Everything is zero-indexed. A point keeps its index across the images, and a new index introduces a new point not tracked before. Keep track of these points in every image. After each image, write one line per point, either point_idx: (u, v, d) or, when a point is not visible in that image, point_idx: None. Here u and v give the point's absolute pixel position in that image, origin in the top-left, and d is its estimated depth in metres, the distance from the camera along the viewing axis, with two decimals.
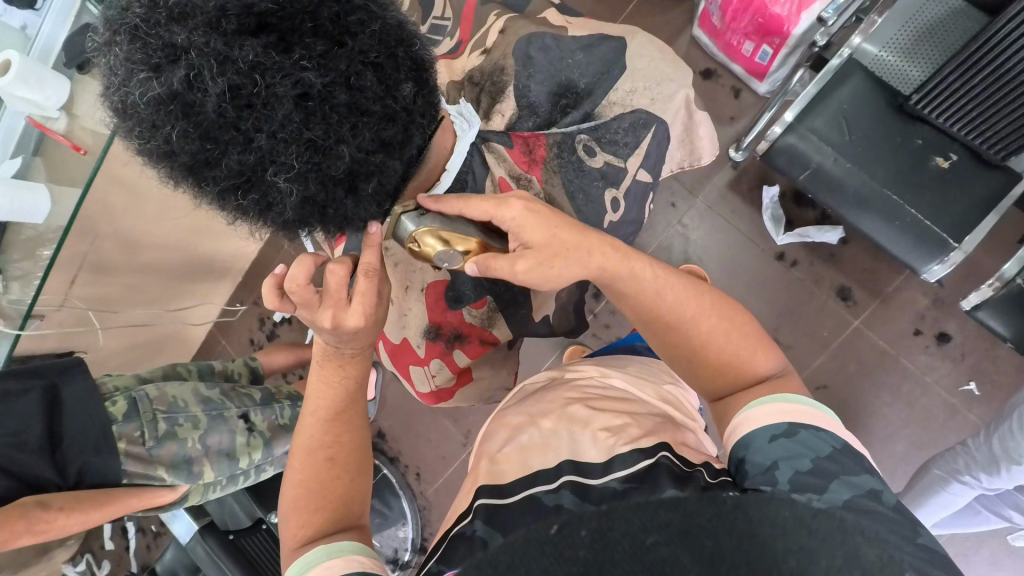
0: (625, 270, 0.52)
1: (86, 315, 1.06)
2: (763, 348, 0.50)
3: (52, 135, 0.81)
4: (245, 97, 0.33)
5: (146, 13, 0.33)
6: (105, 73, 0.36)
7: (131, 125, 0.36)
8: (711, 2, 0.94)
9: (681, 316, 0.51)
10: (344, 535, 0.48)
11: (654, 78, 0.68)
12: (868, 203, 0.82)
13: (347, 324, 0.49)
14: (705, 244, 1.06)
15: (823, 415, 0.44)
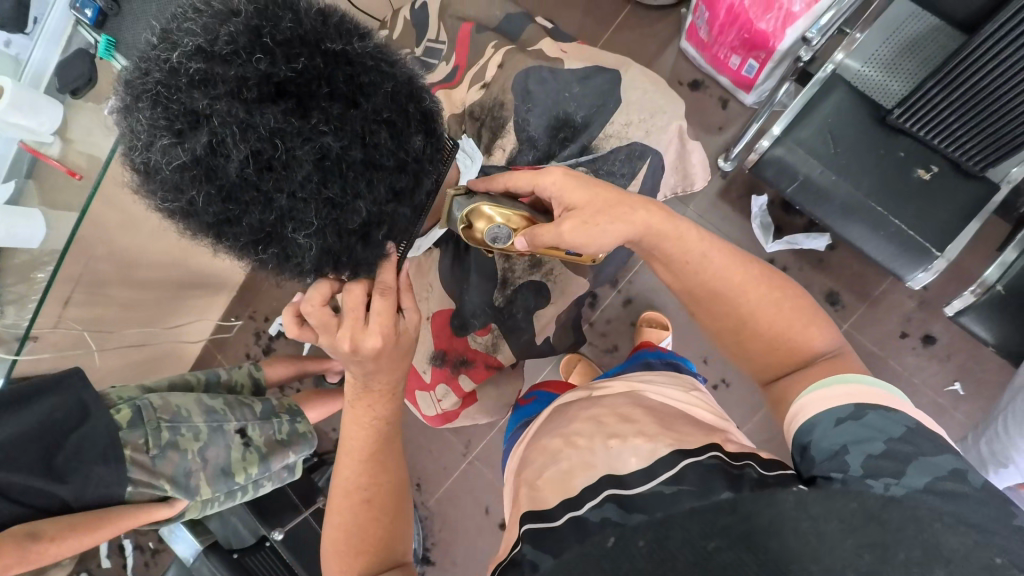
0: (671, 228, 0.53)
1: (81, 336, 1.04)
2: (817, 326, 0.49)
3: (45, 160, 0.81)
4: (267, 163, 0.35)
5: (166, 79, 0.35)
6: (125, 131, 0.38)
7: (154, 185, 0.38)
8: (698, 16, 0.95)
9: (731, 283, 0.51)
10: (392, 572, 0.53)
11: (650, 105, 0.68)
12: (854, 212, 0.84)
13: (367, 344, 0.49)
14: None
15: (888, 392, 0.42)
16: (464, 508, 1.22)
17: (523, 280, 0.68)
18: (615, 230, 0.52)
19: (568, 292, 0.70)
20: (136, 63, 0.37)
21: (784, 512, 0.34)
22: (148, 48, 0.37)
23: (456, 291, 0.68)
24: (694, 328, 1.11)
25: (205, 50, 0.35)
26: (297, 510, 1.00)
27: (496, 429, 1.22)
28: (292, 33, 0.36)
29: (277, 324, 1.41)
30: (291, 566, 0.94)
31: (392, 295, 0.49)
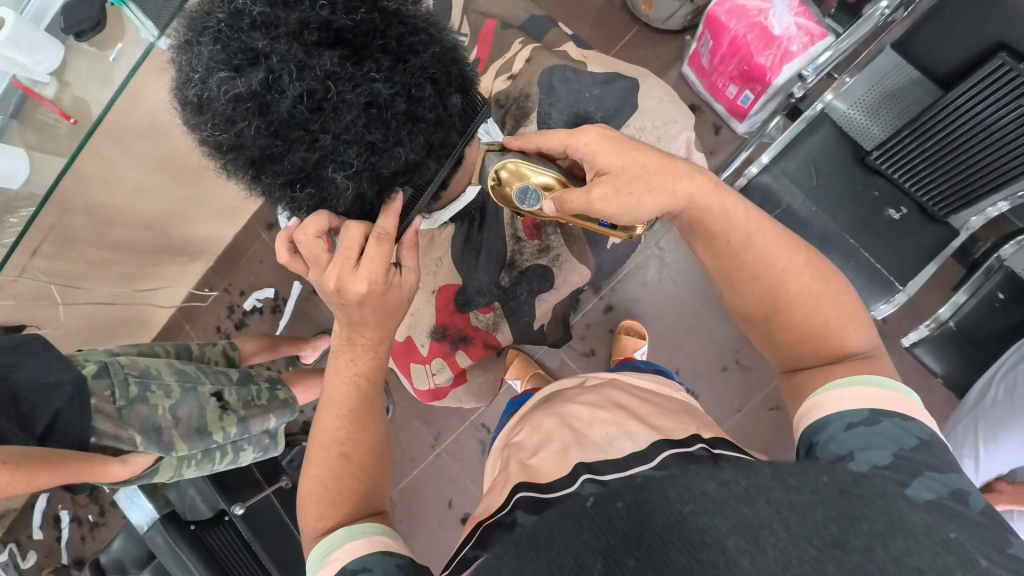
0: (716, 203, 0.55)
1: (48, 290, 1.01)
2: (854, 327, 0.51)
3: (38, 100, 0.77)
4: (319, 103, 0.41)
5: (229, 19, 0.41)
6: (181, 67, 0.43)
7: (202, 117, 0.43)
8: (701, 45, 1.00)
9: (774, 268, 0.53)
10: (369, 519, 0.54)
11: (662, 117, 0.72)
12: (829, 243, 0.91)
13: (352, 288, 0.50)
14: (679, 266, 1.15)
15: (904, 400, 0.45)
16: (427, 500, 1.22)
17: (531, 264, 0.71)
18: (654, 199, 0.54)
19: (570, 280, 0.73)
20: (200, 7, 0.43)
21: (761, 482, 0.30)
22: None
23: (464, 269, 0.70)
24: (670, 340, 1.15)
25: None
26: (259, 488, 0.98)
27: (467, 423, 1.22)
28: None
29: (253, 299, 1.39)
30: (250, 543, 0.92)
31: (387, 244, 0.49)
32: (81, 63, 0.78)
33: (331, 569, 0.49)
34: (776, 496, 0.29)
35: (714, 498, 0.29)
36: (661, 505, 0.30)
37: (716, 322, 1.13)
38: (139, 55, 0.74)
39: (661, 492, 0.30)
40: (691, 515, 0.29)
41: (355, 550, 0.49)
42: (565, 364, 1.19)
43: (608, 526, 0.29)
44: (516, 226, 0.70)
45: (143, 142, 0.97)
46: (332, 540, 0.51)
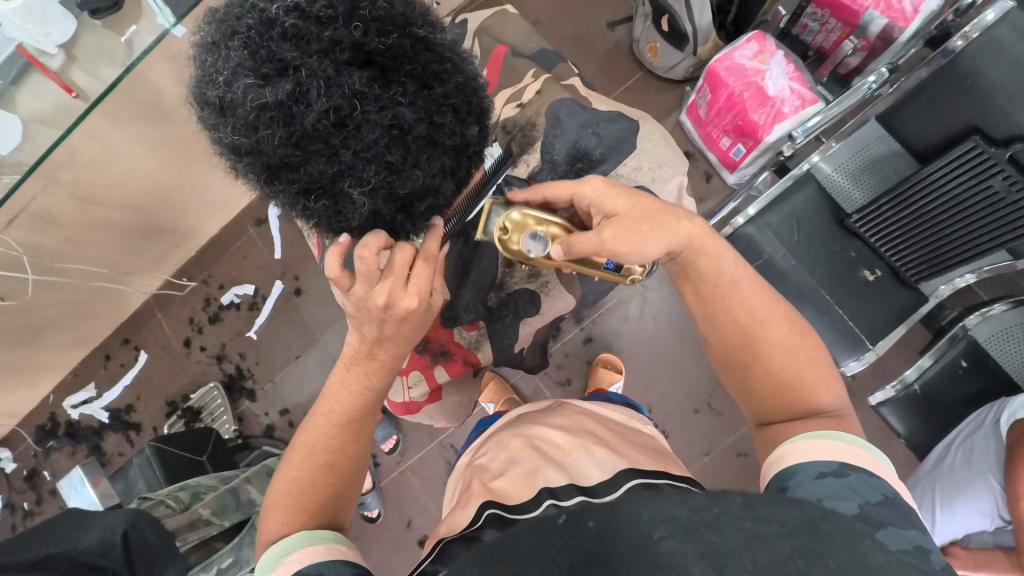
0: (709, 246, 0.56)
1: (21, 260, 0.98)
2: (826, 385, 0.52)
3: (42, 70, 0.77)
4: (344, 121, 0.43)
5: (262, 28, 0.42)
6: (206, 66, 0.44)
7: (224, 119, 0.44)
8: (699, 95, 1.04)
9: (756, 318, 0.54)
10: (332, 529, 0.53)
11: (658, 160, 0.75)
12: (805, 297, 0.95)
13: (401, 304, 0.52)
14: (661, 306, 1.17)
15: (871, 455, 0.45)
16: (386, 518, 1.19)
17: (522, 287, 0.72)
18: (659, 237, 0.55)
19: (555, 307, 0.74)
20: (230, 10, 0.44)
21: (731, 510, 0.31)
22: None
23: (454, 285, 0.70)
24: (646, 377, 1.16)
25: (301, 9, 0.43)
26: None
27: (435, 443, 1.20)
28: (383, 14, 0.44)
29: (232, 293, 1.37)
30: None
31: (431, 264, 0.53)
32: (90, 38, 0.78)
33: (284, 572, 0.47)
34: (745, 526, 0.30)
35: (685, 524, 0.30)
36: (630, 527, 0.31)
37: (693, 364, 1.14)
38: (154, 41, 0.76)
39: (630, 514, 0.32)
40: (661, 539, 0.29)
41: (314, 556, 0.48)
42: (540, 392, 1.19)
43: (575, 546, 0.31)
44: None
45: (145, 125, 0.97)
46: (289, 543, 0.50)
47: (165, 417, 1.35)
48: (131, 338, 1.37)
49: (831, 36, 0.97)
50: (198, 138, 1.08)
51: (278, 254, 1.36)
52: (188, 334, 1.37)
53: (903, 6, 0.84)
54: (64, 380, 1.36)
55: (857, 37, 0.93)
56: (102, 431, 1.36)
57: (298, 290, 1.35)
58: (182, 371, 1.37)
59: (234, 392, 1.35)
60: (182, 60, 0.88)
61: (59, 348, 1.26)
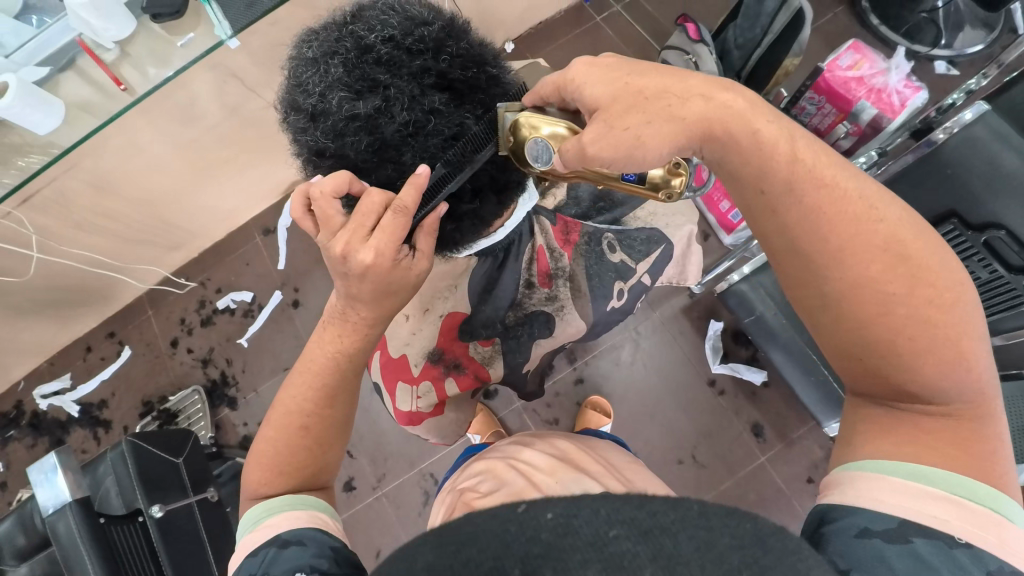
0: (743, 123, 0.47)
1: (27, 238, 0.99)
2: (942, 358, 0.43)
3: (95, 61, 0.80)
4: (420, 131, 0.48)
5: (360, 50, 0.48)
6: (302, 78, 0.49)
7: (313, 124, 0.48)
8: None
9: (832, 243, 0.45)
10: (313, 495, 0.54)
11: (671, 209, 0.80)
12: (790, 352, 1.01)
13: (358, 257, 0.48)
14: (653, 353, 1.20)
15: (960, 509, 0.40)
16: (356, 542, 1.15)
17: (537, 309, 0.76)
18: (662, 134, 0.46)
19: (568, 331, 0.78)
20: (330, 34, 0.49)
21: (686, 515, 0.30)
22: (342, 26, 0.50)
23: (474, 302, 0.72)
24: (634, 422, 1.17)
25: (396, 40, 0.48)
26: (183, 493, 0.92)
27: (415, 470, 1.18)
28: (465, 52, 0.51)
29: (228, 298, 1.36)
30: (156, 551, 0.84)
31: (403, 218, 0.47)
32: (143, 36, 0.82)
33: (263, 534, 0.48)
34: (698, 532, 0.29)
35: (641, 525, 0.29)
36: (586, 523, 0.29)
37: (679, 413, 1.16)
38: (207, 48, 0.80)
39: (589, 509, 0.29)
40: (615, 538, 0.28)
41: (293, 520, 0.49)
42: (526, 427, 1.19)
43: (529, 536, 0.29)
44: (531, 272, 0.74)
45: (178, 126, 1.00)
46: (273, 505, 0.51)
47: (138, 417, 1.31)
48: (117, 332, 1.35)
49: (827, 119, 1.07)
50: (221, 144, 1.12)
51: (280, 265, 1.37)
52: (176, 334, 1.35)
53: (891, 100, 0.99)
54: (39, 367, 1.33)
55: (850, 123, 1.03)
56: (68, 425, 1.31)
57: (297, 302, 1.36)
58: (164, 371, 1.34)
59: (215, 398, 1.31)
60: (222, 68, 0.94)
61: (40, 331, 1.24)
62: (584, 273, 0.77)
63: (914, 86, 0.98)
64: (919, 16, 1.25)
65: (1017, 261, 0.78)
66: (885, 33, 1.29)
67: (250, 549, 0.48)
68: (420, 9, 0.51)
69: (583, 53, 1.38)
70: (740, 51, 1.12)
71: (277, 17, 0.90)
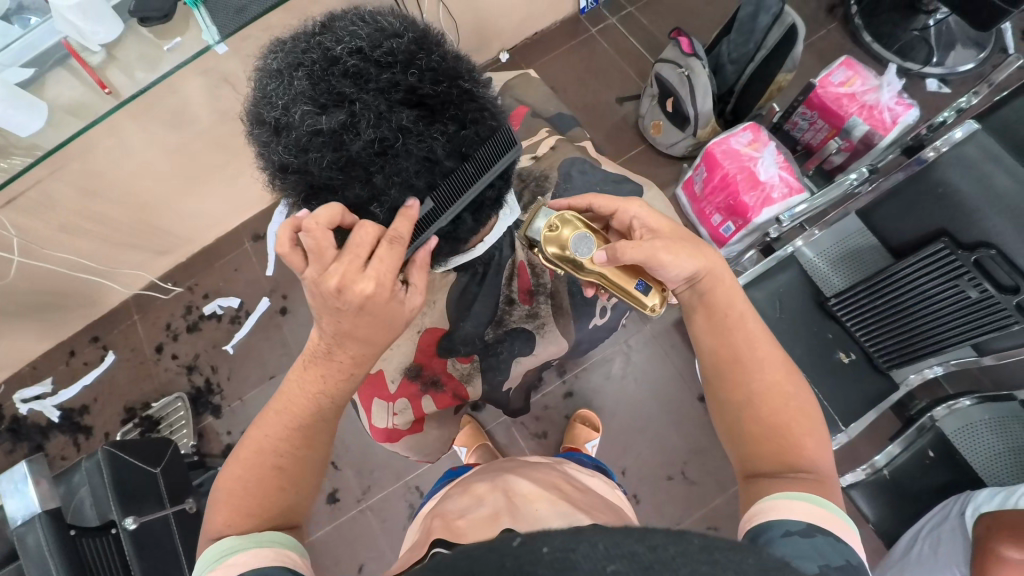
0: (721, 272, 0.58)
1: (10, 241, 0.98)
2: (816, 445, 0.50)
3: (81, 64, 0.79)
4: (387, 148, 0.46)
5: (327, 63, 0.46)
6: (267, 89, 0.48)
7: (277, 138, 0.47)
8: (697, 172, 1.11)
9: (756, 351, 0.54)
10: (280, 531, 0.51)
11: None
12: None
13: (356, 287, 0.47)
14: (644, 367, 1.18)
15: (844, 521, 0.44)
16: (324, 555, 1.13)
17: (519, 326, 0.74)
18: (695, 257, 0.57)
19: (548, 349, 0.77)
20: (297, 45, 0.48)
21: (689, 551, 0.28)
22: (310, 36, 0.48)
23: (455, 316, 0.70)
24: (623, 437, 1.15)
25: (364, 51, 0.47)
26: (160, 505, 0.90)
27: (400, 483, 1.16)
28: (437, 65, 0.49)
29: (215, 304, 1.35)
30: (130, 565, 0.82)
31: (399, 249, 0.49)
32: (132, 41, 0.81)
33: (225, 573, 0.46)
34: (703, 568, 0.27)
35: (641, 560, 0.27)
36: (584, 557, 0.27)
37: (669, 428, 1.15)
38: (195, 53, 0.79)
39: (587, 544, 0.28)
40: (614, 573, 0.26)
41: (260, 558, 0.46)
42: (514, 441, 1.18)
43: (528, 568, 0.27)
44: (512, 289, 0.73)
45: (166, 131, 0.99)
46: (235, 542, 0.48)
47: (120, 424, 1.29)
48: (101, 336, 1.33)
49: (819, 134, 1.08)
50: (212, 149, 1.11)
51: (269, 272, 1.36)
52: (160, 340, 1.33)
53: (883, 117, 0.98)
54: (19, 371, 1.31)
55: (842, 139, 1.04)
56: (48, 430, 1.28)
57: (285, 309, 1.34)
58: (147, 377, 1.31)
59: (199, 406, 1.29)
60: (213, 74, 0.93)
61: (22, 335, 1.22)
62: (568, 289, 0.76)
63: (905, 104, 0.98)
64: (911, 34, 1.26)
65: (1008, 282, 0.77)
66: (878, 50, 1.31)
67: None
68: (392, 20, 0.50)
69: (578, 64, 1.38)
70: (733, 65, 1.12)
71: (268, 23, 0.90)
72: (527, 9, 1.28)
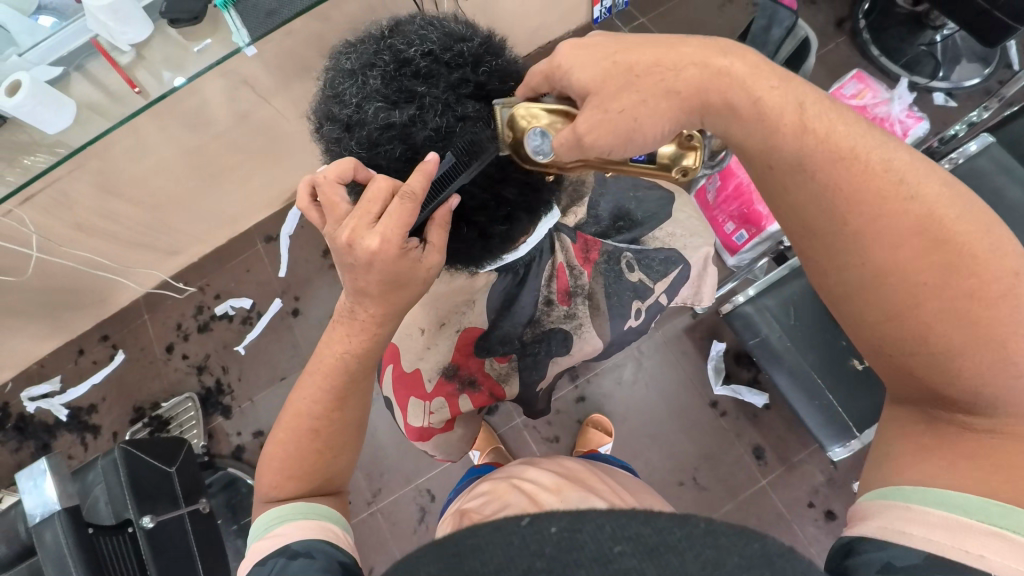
0: (738, 82, 0.44)
1: (27, 237, 0.98)
2: (988, 357, 0.39)
3: (110, 63, 0.80)
4: (450, 134, 0.48)
5: (399, 65, 0.49)
6: (339, 89, 0.50)
7: (347, 135, 0.50)
8: (709, 181, 1.12)
9: (863, 218, 0.42)
10: (323, 500, 0.53)
11: (685, 230, 0.80)
12: (796, 376, 1.00)
13: (364, 244, 0.46)
14: (656, 372, 1.19)
15: (999, 540, 0.35)
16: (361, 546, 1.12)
17: (556, 326, 0.75)
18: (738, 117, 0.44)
19: (584, 349, 0.77)
20: (368, 47, 0.51)
21: (693, 534, 0.28)
22: (380, 40, 0.51)
23: (492, 317, 0.72)
24: (635, 442, 1.16)
25: (435, 54, 0.50)
26: (175, 504, 0.90)
27: (411, 485, 1.16)
28: (501, 68, 0.52)
29: (227, 304, 1.35)
30: (145, 564, 0.81)
31: (411, 204, 0.46)
32: (159, 41, 0.82)
33: (274, 541, 0.47)
34: (707, 552, 0.28)
35: (646, 542, 0.28)
36: (591, 538, 0.28)
37: (681, 434, 1.15)
38: (223, 54, 0.80)
39: (594, 525, 0.29)
40: (619, 555, 0.27)
41: (306, 529, 0.47)
42: (526, 445, 1.18)
43: (535, 548, 0.28)
44: (550, 289, 0.74)
45: (186, 132, 0.99)
46: (286, 512, 0.49)
47: (128, 424, 1.28)
48: (110, 335, 1.33)
49: None
50: (229, 150, 1.11)
51: (282, 273, 1.36)
52: (171, 339, 1.33)
53: (894, 129, 1.00)
54: (27, 369, 1.30)
55: None
56: (55, 429, 1.28)
57: (296, 310, 1.34)
58: (157, 377, 1.31)
59: (209, 406, 1.29)
60: (235, 76, 0.94)
61: (31, 332, 1.21)
62: (603, 292, 0.76)
63: (916, 117, 1.00)
64: (919, 49, 1.30)
65: None
66: (886, 64, 1.33)
67: (262, 555, 0.46)
68: (458, 26, 0.54)
69: None
70: None
71: (292, 28, 0.91)
72: (542, 17, 1.30)
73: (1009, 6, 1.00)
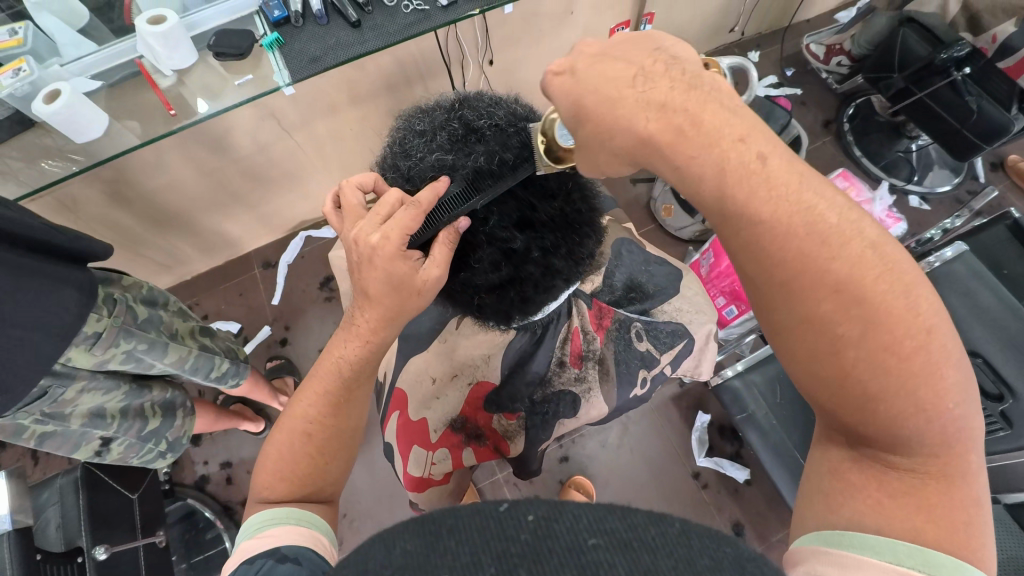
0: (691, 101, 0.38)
1: None
2: (914, 406, 0.35)
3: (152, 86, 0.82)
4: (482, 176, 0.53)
5: (463, 133, 0.56)
6: (408, 147, 0.57)
7: (409, 184, 0.56)
8: (703, 256, 1.19)
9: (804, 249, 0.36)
10: (315, 508, 0.48)
11: (692, 306, 0.83)
12: (779, 455, 1.01)
13: (368, 239, 0.48)
14: (639, 435, 1.20)
15: None
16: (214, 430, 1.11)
17: (566, 388, 0.77)
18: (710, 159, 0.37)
19: (590, 414, 0.77)
20: (440, 114, 0.58)
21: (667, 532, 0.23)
22: (451, 110, 0.59)
23: (504, 376, 0.74)
24: None
25: (499, 126, 0.56)
26: (131, 534, 0.86)
27: None
28: None
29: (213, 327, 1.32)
30: None
31: (414, 211, 0.48)
32: (199, 70, 0.85)
33: (262, 543, 0.43)
34: (678, 549, 0.22)
35: (622, 536, 0.22)
36: (568, 530, 0.23)
37: (661, 502, 1.14)
38: (264, 90, 0.84)
39: (572, 514, 0.23)
40: (594, 548, 0.22)
41: (286, 534, 0.43)
42: None
43: (510, 534, 0.22)
44: (564, 352, 0.76)
45: (205, 152, 1.01)
46: (278, 515, 0.45)
47: None
48: None
49: None
50: (244, 176, 1.13)
51: (275, 301, 1.35)
52: None
53: None
54: None
55: None
56: None
57: (285, 339, 1.32)
58: None
59: None
60: (263, 107, 0.98)
61: None
62: (613, 358, 0.78)
63: (895, 217, 1.09)
64: (897, 154, 1.42)
65: (992, 390, 0.81)
66: (867, 165, 1.44)
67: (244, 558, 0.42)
68: (520, 107, 0.60)
69: None
70: None
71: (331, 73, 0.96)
72: None
73: (976, 126, 1.10)
